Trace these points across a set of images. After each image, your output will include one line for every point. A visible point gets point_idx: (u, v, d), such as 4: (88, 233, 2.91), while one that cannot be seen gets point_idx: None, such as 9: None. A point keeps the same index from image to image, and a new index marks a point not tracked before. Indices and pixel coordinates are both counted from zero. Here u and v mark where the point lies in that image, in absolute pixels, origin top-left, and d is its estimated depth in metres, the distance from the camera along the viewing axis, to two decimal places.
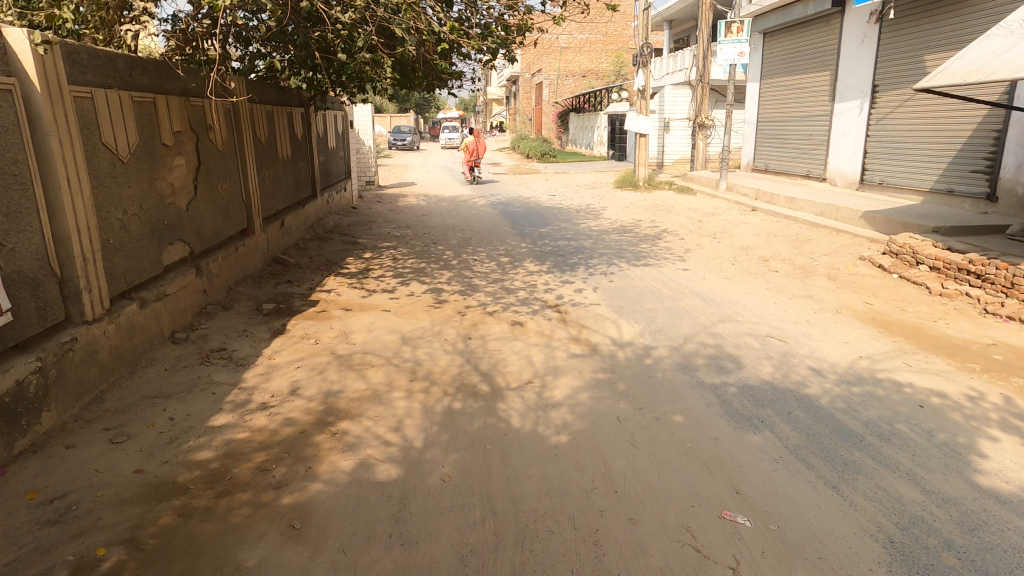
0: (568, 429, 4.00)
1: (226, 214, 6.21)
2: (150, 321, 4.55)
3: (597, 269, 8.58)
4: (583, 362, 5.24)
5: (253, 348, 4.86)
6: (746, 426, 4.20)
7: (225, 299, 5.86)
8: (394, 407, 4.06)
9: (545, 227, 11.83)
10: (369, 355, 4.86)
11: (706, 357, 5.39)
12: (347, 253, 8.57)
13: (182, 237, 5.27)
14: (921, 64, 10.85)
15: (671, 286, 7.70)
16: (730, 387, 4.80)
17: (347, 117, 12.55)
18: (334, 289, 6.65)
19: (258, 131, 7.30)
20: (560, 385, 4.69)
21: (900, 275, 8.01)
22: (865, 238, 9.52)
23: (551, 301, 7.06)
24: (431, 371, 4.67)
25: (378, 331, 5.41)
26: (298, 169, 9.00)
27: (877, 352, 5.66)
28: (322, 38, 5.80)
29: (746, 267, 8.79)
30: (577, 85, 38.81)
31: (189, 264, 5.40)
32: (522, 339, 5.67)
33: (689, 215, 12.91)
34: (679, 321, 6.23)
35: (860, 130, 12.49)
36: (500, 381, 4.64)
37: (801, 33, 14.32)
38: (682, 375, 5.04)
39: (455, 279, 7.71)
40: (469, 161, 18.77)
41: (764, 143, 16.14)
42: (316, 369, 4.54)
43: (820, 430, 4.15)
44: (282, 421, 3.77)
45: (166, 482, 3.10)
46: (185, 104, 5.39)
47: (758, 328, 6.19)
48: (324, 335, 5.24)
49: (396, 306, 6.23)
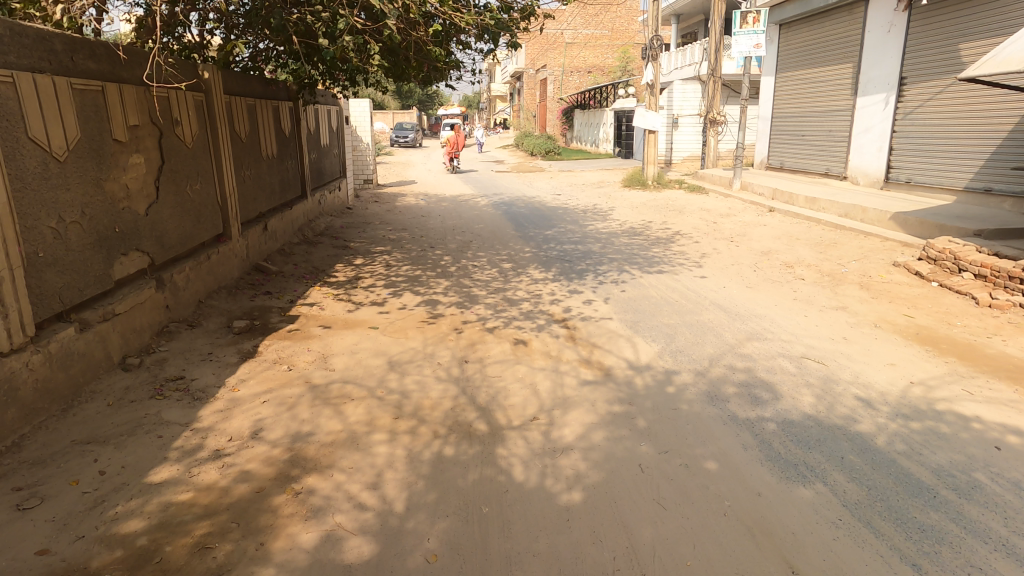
0: (580, 483, 3.33)
1: (196, 219, 5.45)
2: (93, 347, 3.84)
3: (608, 277, 7.89)
4: (595, 391, 4.56)
5: (216, 376, 4.19)
6: (792, 476, 3.52)
7: (192, 315, 5.15)
8: (373, 455, 3.40)
9: (550, 230, 11.15)
10: (349, 386, 4.19)
11: (737, 385, 4.70)
12: (336, 259, 7.91)
13: (140, 246, 4.53)
14: (957, 55, 10.09)
15: (689, 297, 7.00)
16: (768, 424, 4.11)
17: (341, 112, 11.88)
18: (317, 302, 5.98)
19: (238, 125, 6.54)
20: (570, 422, 4.02)
21: (940, 284, 7.29)
22: (897, 242, 8.80)
23: (558, 315, 6.38)
24: (420, 407, 4.00)
25: (361, 355, 4.75)
26: (286, 167, 8.29)
27: (930, 376, 4.95)
28: (302, 20, 5.06)
29: (768, 274, 8.09)
30: (583, 80, 37.99)
31: (149, 276, 4.66)
32: (526, 363, 5.00)
33: (702, 216, 12.19)
34: (702, 340, 5.54)
35: (885, 126, 11.73)
36: (500, 418, 3.97)
37: (821, 24, 13.54)
38: (710, 408, 4.35)
39: (452, 289, 7.05)
40: (450, 152, 21.43)
41: (779, 139, 15.38)
42: (285, 404, 3.88)
43: (883, 482, 3.47)
44: (236, 476, 3.11)
45: (74, 570, 2.44)
46: (145, 93, 4.64)
47: (791, 347, 5.49)
48: (299, 360, 4.57)
49: (385, 322, 5.57)
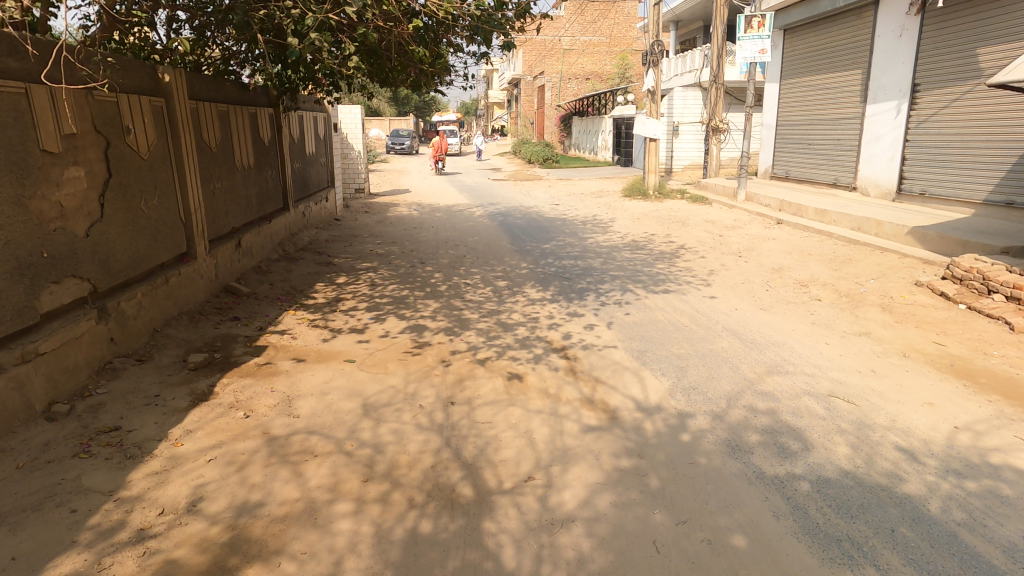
0: (583, 571, 2.75)
1: (153, 237, 4.85)
2: (7, 394, 3.24)
3: (610, 298, 7.33)
4: (599, 440, 3.99)
5: (159, 425, 3.60)
6: (837, 556, 2.93)
7: (144, 347, 4.53)
8: (334, 534, 2.82)
9: (548, 243, 10.58)
10: (313, 438, 3.60)
11: (760, 432, 4.13)
12: (317, 277, 7.32)
13: (78, 272, 3.94)
14: (975, 61, 9.58)
15: (700, 321, 6.44)
16: (801, 483, 3.53)
17: (328, 119, 11.32)
18: (289, 330, 5.39)
19: (208, 133, 5.96)
20: (571, 484, 3.44)
21: (968, 306, 6.70)
22: (917, 259, 8.25)
23: (557, 342, 5.80)
24: (395, 466, 3.42)
25: (332, 396, 4.16)
26: (265, 178, 7.71)
27: (975, 419, 4.36)
28: (269, 16, 4.54)
29: (782, 294, 7.53)
30: (580, 87, 37.56)
31: (91, 305, 4.06)
32: (520, 404, 4.42)
33: (707, 228, 11.66)
34: (716, 376, 4.97)
35: (897, 134, 11.21)
36: (488, 479, 3.40)
37: (829, 27, 13.02)
38: (732, 462, 3.77)
39: (441, 312, 6.46)
40: (437, 154, 23.15)
41: (785, 148, 14.88)
42: (234, 463, 3.29)
43: (947, 565, 2.88)
44: (159, 568, 2.52)
45: None
46: (85, 96, 4.07)
47: (817, 383, 4.91)
48: (260, 402, 3.97)
49: (364, 353, 4.98)
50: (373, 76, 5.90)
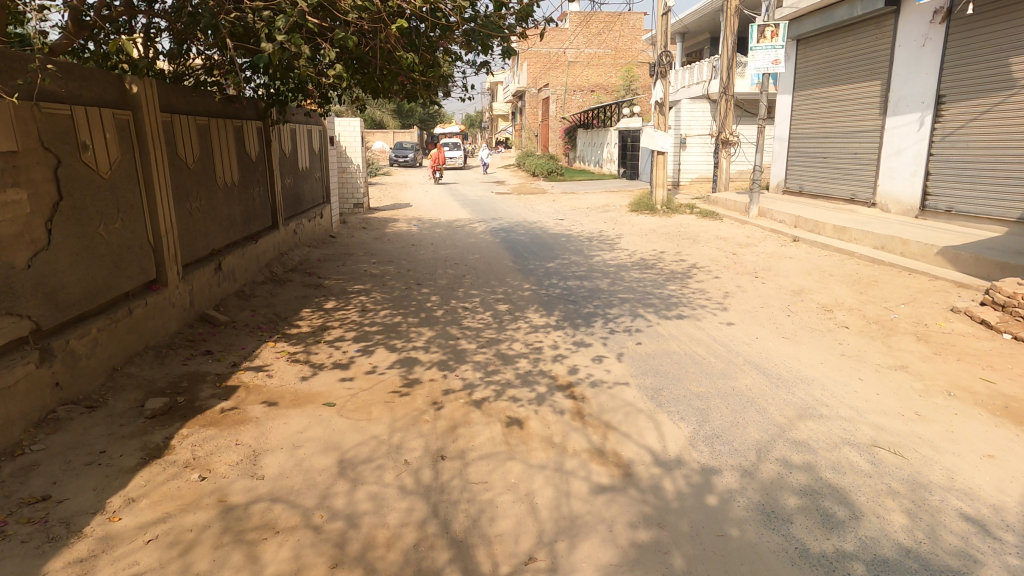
0: None
1: (115, 264, 4.35)
2: None
3: (619, 324, 6.78)
4: (612, 504, 3.43)
5: (97, 492, 3.07)
6: None
7: (98, 390, 4.00)
8: None
9: (552, 261, 10.07)
10: (277, 509, 3.07)
11: (799, 493, 3.56)
12: (305, 301, 6.82)
13: (18, 308, 3.44)
14: (1006, 70, 9.07)
15: (719, 352, 5.88)
16: (855, 565, 2.97)
17: (323, 133, 10.90)
18: (267, 365, 4.87)
19: (184, 148, 5.50)
20: (580, 567, 2.89)
21: (1015, 337, 6.10)
22: (950, 283, 7.68)
23: (562, 377, 5.25)
24: (371, 545, 2.88)
25: (305, 452, 3.62)
26: (251, 195, 7.25)
27: None
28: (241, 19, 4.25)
29: (805, 320, 6.98)
30: (585, 99, 37.26)
31: (33, 346, 3.54)
32: (521, 457, 3.87)
33: (719, 245, 11.13)
34: (742, 421, 4.41)
35: (921, 149, 10.69)
36: (482, 562, 2.85)
37: (845, 37, 12.56)
38: (769, 535, 3.20)
39: (436, 341, 5.93)
40: (437, 164, 23.26)
41: (798, 162, 14.38)
42: (179, 545, 2.76)
43: None
44: None
45: None
46: (31, 109, 3.60)
47: (857, 430, 4.35)
48: (221, 460, 3.44)
49: (347, 395, 4.45)
50: (362, 84, 5.51)
